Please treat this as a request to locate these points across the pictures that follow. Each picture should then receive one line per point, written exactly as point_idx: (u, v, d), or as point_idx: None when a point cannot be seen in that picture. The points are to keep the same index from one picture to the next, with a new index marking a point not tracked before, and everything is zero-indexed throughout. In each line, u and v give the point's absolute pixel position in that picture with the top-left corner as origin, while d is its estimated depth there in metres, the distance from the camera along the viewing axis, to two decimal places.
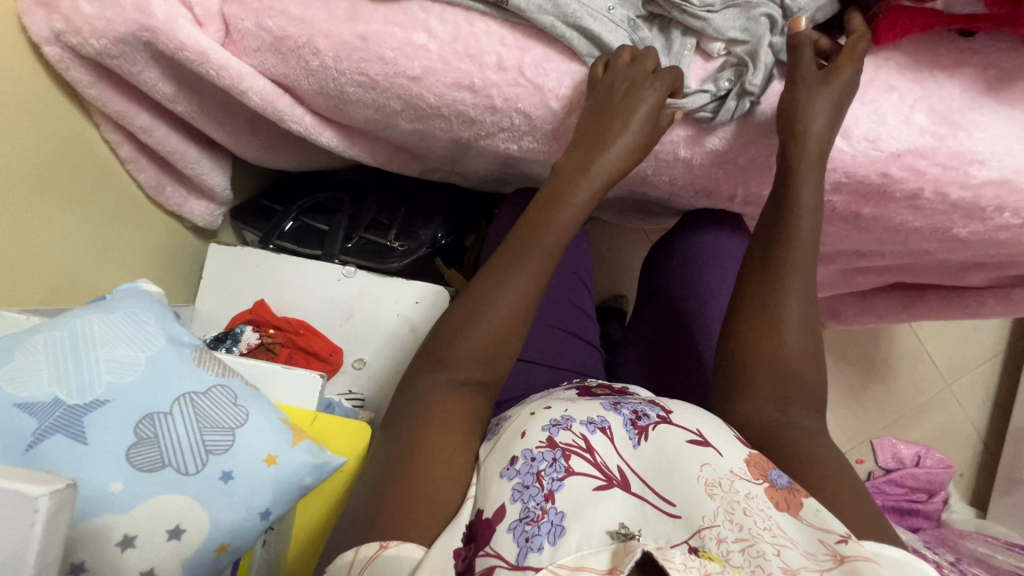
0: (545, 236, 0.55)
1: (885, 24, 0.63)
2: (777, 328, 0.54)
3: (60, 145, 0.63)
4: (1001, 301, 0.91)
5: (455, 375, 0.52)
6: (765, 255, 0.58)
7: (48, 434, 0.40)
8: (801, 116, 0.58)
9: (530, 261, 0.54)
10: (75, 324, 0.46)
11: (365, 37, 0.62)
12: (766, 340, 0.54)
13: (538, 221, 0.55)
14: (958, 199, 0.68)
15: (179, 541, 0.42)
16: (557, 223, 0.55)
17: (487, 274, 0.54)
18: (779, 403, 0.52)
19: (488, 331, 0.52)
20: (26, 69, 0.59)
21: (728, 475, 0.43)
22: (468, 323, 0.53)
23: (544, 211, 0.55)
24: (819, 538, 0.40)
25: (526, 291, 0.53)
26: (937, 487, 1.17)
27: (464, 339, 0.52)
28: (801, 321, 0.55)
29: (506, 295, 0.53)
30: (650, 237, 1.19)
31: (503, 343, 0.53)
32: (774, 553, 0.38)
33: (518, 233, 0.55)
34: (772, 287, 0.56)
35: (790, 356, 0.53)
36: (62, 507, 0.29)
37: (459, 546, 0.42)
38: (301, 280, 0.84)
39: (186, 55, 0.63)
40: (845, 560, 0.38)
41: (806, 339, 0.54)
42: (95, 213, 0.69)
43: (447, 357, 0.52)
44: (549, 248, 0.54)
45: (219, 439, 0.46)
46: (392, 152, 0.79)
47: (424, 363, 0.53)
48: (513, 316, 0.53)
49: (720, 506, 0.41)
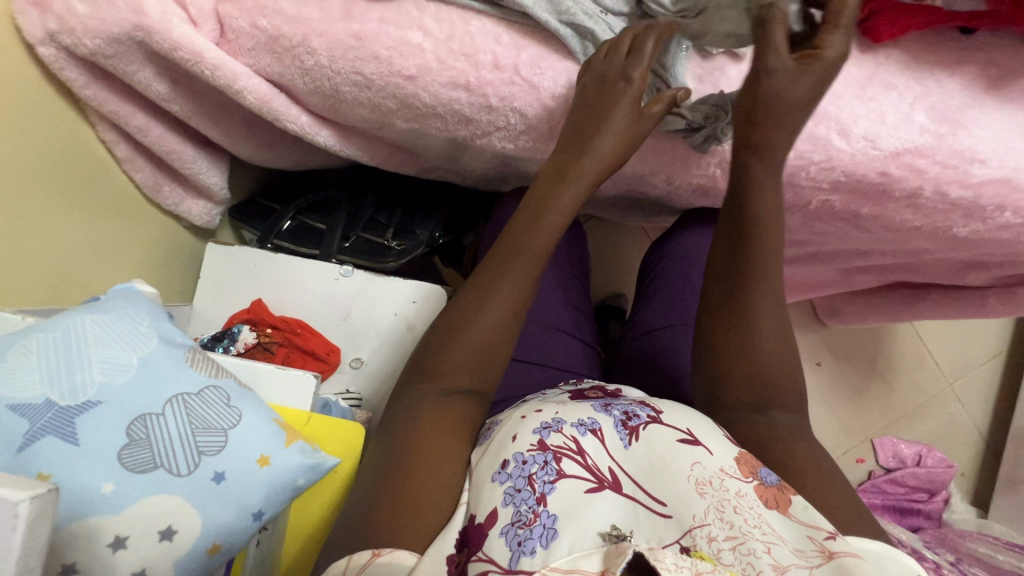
0: (530, 242, 0.54)
1: (884, 21, 0.62)
2: (750, 342, 0.54)
3: (55, 145, 0.63)
4: (1003, 300, 0.90)
5: (446, 383, 0.51)
6: (729, 265, 0.57)
7: (39, 435, 0.40)
8: (768, 113, 0.56)
9: (517, 267, 0.53)
10: (68, 325, 0.46)
11: (359, 37, 0.62)
12: (739, 352, 0.54)
13: (521, 229, 0.55)
14: (958, 198, 0.68)
15: (170, 543, 0.42)
16: (537, 236, 0.54)
17: (475, 282, 0.54)
18: (759, 405, 0.52)
19: (475, 340, 0.52)
20: (20, 70, 0.59)
21: (718, 474, 0.43)
22: (454, 332, 0.52)
23: (529, 219, 0.55)
24: (808, 535, 0.40)
25: (514, 298, 0.53)
26: (938, 486, 1.18)
27: (450, 349, 0.52)
28: (774, 330, 0.54)
29: (491, 303, 0.52)
30: (649, 236, 1.18)
31: (492, 350, 0.52)
32: (765, 551, 0.38)
33: (504, 242, 0.55)
34: (737, 302, 0.55)
35: (766, 367, 0.53)
36: (45, 512, 0.28)
37: (452, 552, 0.42)
38: (299, 279, 0.84)
39: (180, 54, 0.63)
40: (834, 556, 0.38)
41: (781, 352, 0.54)
42: (92, 213, 0.69)
43: (437, 366, 0.52)
44: (534, 253, 0.54)
45: (211, 440, 0.46)
46: (388, 151, 0.79)
47: (413, 373, 0.53)
48: (499, 323, 0.52)
49: (711, 505, 0.41)
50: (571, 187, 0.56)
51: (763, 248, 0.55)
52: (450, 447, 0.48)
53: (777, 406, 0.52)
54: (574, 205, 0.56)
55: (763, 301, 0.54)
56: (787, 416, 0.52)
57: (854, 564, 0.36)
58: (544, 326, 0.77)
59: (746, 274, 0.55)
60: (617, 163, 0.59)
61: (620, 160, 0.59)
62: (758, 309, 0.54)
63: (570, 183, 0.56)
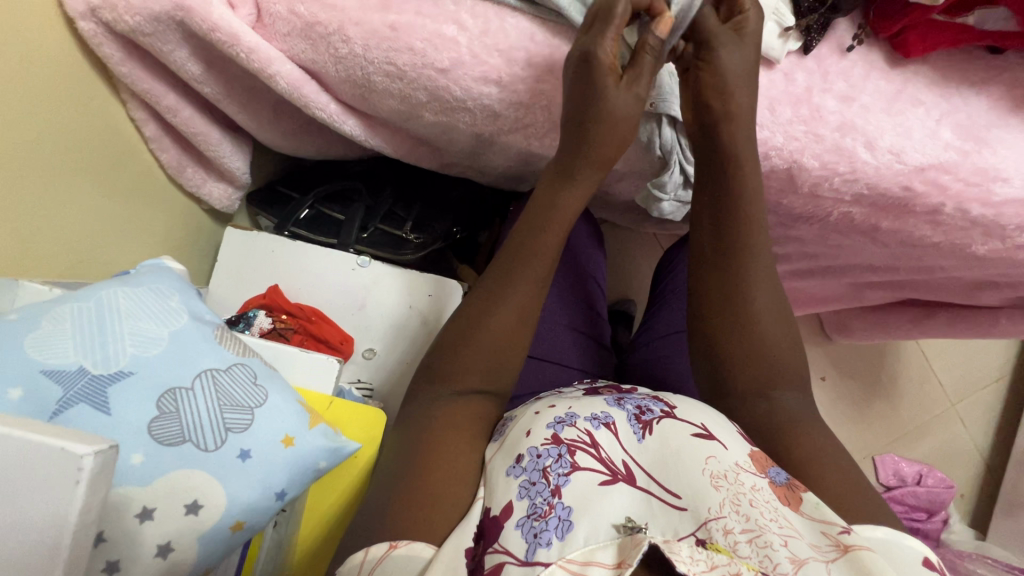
0: (536, 242, 0.56)
1: (915, 38, 0.63)
2: (749, 318, 0.55)
3: (86, 121, 0.64)
4: (1013, 321, 0.91)
5: (457, 386, 0.52)
6: (717, 252, 0.58)
7: (73, 403, 0.40)
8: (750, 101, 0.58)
9: (517, 282, 0.55)
10: (100, 296, 0.47)
11: (395, 27, 0.62)
12: (740, 332, 0.55)
13: (527, 234, 0.57)
14: (978, 216, 0.68)
15: (196, 517, 0.42)
16: (540, 240, 0.56)
17: (484, 287, 0.56)
18: (761, 390, 0.53)
19: (485, 342, 0.53)
20: (60, 43, 0.60)
21: (733, 468, 0.43)
22: (464, 336, 0.53)
23: (521, 244, 0.56)
24: (822, 530, 0.40)
25: (519, 311, 0.54)
26: (937, 506, 1.17)
27: (461, 352, 0.53)
28: (772, 307, 0.55)
29: (504, 310, 0.54)
30: (660, 243, 1.19)
31: (502, 354, 0.54)
32: (781, 544, 0.39)
33: (508, 248, 0.57)
34: (731, 281, 0.56)
35: (768, 344, 0.54)
36: (105, 468, 0.29)
37: (469, 546, 0.42)
38: (316, 268, 0.84)
39: (217, 36, 0.63)
40: (848, 549, 0.39)
41: (783, 326, 0.55)
42: (119, 191, 0.69)
43: (446, 369, 0.53)
44: (536, 276, 0.56)
45: (239, 417, 0.46)
46: (412, 144, 0.80)
47: (423, 376, 0.54)
48: (509, 327, 0.54)
49: (726, 498, 0.41)
50: (575, 191, 0.58)
51: (746, 223, 0.57)
52: (464, 439, 0.49)
53: (781, 387, 0.53)
54: (578, 208, 0.59)
55: (753, 274, 0.56)
56: (790, 394, 0.53)
57: (870, 557, 0.37)
58: (558, 324, 0.77)
59: (734, 254, 0.57)
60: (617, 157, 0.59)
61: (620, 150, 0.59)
62: (750, 287, 0.56)
63: (575, 182, 0.58)
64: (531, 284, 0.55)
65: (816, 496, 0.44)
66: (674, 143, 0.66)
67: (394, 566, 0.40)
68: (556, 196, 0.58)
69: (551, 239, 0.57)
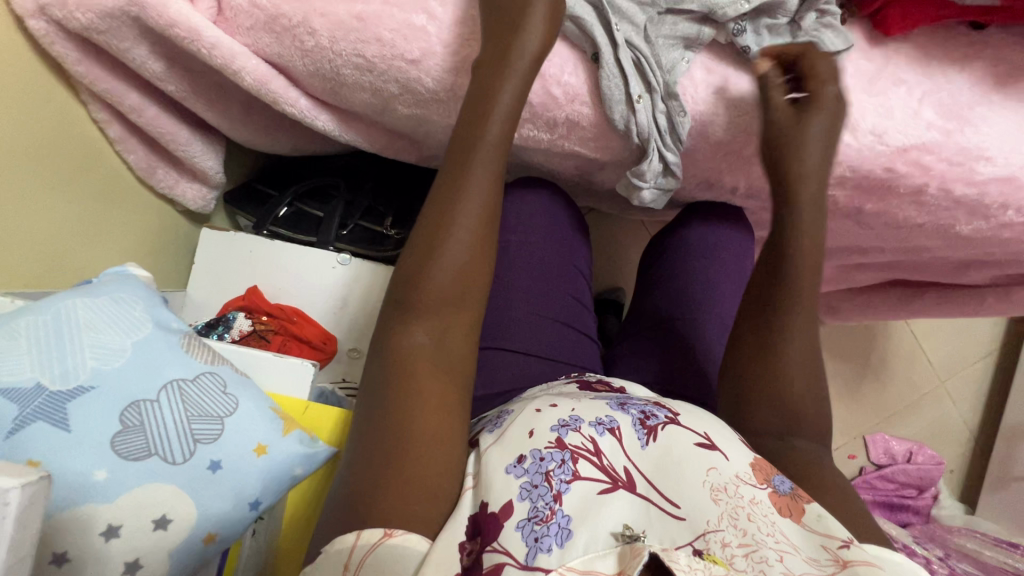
0: (478, 140, 0.53)
1: (896, 15, 0.63)
2: (774, 370, 0.53)
3: (42, 123, 0.61)
4: (1000, 299, 0.91)
5: (427, 327, 0.49)
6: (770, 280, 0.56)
7: (30, 420, 0.39)
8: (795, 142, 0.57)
9: (468, 198, 0.52)
10: (60, 308, 0.45)
11: (361, 18, 0.61)
12: (764, 381, 0.53)
13: (466, 131, 0.54)
14: (962, 196, 0.67)
15: (165, 531, 0.41)
16: (484, 132, 0.53)
17: (427, 218, 0.52)
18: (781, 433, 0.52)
19: (444, 268, 0.50)
20: (9, 43, 0.57)
21: (733, 480, 0.42)
22: (421, 269, 0.50)
23: (461, 153, 0.53)
24: (822, 544, 0.40)
25: (474, 226, 0.51)
26: (927, 483, 1.20)
27: (420, 290, 0.49)
28: (799, 367, 0.53)
29: (454, 226, 0.51)
30: (649, 229, 1.17)
31: (467, 280, 0.50)
32: (777, 559, 0.38)
33: (455, 151, 0.54)
34: (770, 319, 0.55)
35: (795, 394, 0.52)
36: (36, 499, 0.28)
37: (463, 540, 0.41)
38: (293, 267, 0.82)
39: (176, 32, 0.61)
40: (847, 565, 0.38)
41: (805, 365, 0.54)
42: (85, 196, 0.68)
43: (414, 306, 0.49)
44: (485, 179, 0.53)
45: (208, 428, 0.45)
46: (388, 138, 0.77)
47: (390, 316, 0.50)
48: (467, 244, 0.51)
49: (725, 512, 0.40)
50: (509, 84, 0.55)
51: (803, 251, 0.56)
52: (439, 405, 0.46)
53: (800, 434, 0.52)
54: (517, 95, 0.55)
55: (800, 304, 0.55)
56: (807, 442, 0.51)
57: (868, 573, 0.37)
58: (543, 316, 0.76)
59: (790, 288, 0.55)
60: (541, 59, 0.57)
61: (546, 52, 0.57)
62: (789, 319, 0.55)
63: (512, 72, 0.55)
64: (476, 194, 0.52)
65: (819, 507, 0.43)
66: (650, 129, 0.64)
67: (392, 553, 0.39)
68: (496, 87, 0.55)
69: (493, 129, 0.54)
